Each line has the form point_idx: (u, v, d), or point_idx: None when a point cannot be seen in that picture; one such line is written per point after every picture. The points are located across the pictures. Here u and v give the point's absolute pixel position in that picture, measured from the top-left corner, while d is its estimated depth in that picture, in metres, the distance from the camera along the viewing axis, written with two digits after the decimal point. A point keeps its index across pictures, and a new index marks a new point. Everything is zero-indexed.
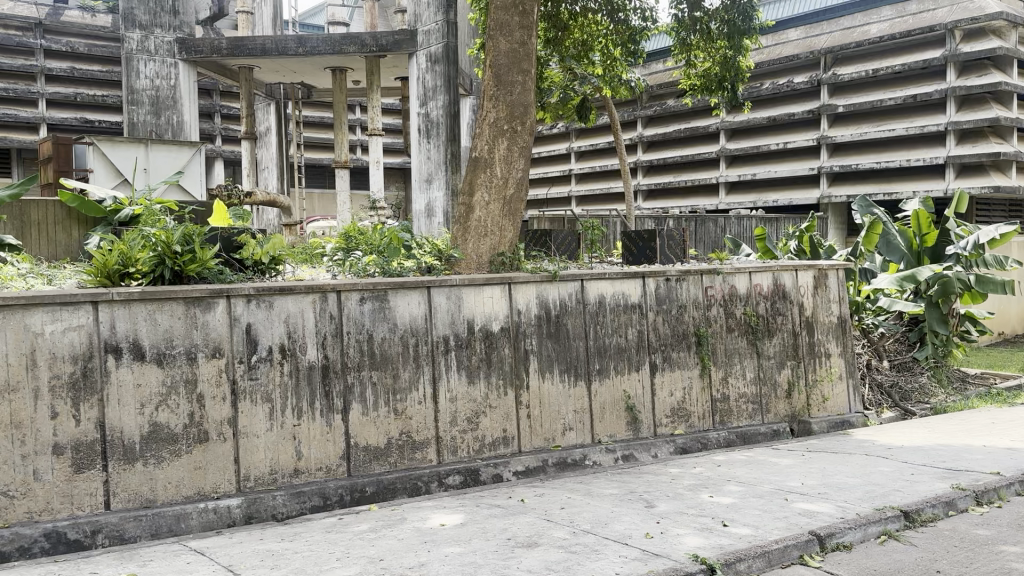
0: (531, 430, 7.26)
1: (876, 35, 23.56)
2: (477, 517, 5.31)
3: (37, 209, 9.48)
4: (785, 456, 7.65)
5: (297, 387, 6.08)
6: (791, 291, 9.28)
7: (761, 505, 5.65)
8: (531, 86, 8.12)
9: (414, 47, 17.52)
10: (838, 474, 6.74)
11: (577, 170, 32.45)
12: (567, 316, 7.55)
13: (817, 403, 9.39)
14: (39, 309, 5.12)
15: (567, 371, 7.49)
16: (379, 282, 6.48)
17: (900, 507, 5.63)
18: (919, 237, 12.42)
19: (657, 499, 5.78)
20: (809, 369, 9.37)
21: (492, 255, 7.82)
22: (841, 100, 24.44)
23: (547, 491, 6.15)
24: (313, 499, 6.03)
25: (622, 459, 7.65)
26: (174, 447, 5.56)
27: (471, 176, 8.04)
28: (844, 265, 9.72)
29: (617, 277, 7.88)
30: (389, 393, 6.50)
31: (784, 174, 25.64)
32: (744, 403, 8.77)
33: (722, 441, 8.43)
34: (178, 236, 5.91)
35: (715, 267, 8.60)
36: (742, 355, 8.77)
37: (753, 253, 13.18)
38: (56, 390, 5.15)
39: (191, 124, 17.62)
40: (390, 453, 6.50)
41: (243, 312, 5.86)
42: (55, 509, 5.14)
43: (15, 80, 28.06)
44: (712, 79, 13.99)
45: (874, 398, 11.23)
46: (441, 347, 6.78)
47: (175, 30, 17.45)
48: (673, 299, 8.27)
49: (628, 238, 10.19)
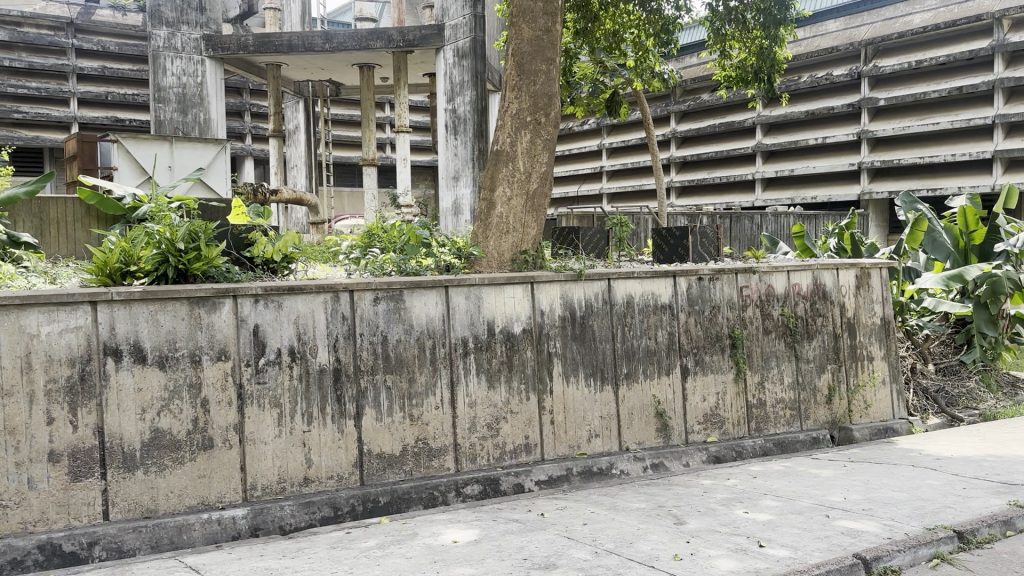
0: (555, 437, 6.90)
1: (920, 26, 22.77)
2: (493, 533, 4.97)
3: (55, 207, 9.30)
4: (825, 466, 7.20)
5: (307, 392, 5.79)
6: (832, 291, 8.81)
7: (801, 523, 5.23)
8: (556, 76, 7.76)
9: (441, 41, 17.18)
10: (883, 488, 6.28)
11: (609, 167, 31.98)
12: (593, 318, 7.17)
13: (859, 410, 8.89)
14: (34, 309, 4.88)
15: (593, 375, 7.11)
16: (394, 281, 6.16)
17: (953, 527, 5.17)
18: (966, 235, 11.87)
19: (687, 514, 5.38)
20: (851, 372, 8.88)
21: (515, 253, 7.50)
22: (882, 93, 23.63)
23: (569, 504, 5.78)
24: (323, 510, 5.74)
25: (651, 468, 7.25)
26: (176, 454, 5.30)
27: (492, 170, 7.67)
28: (888, 263, 9.21)
29: (646, 276, 7.48)
30: (404, 398, 6.18)
31: (823, 169, 24.96)
32: (782, 410, 8.32)
33: (758, 449, 7.97)
34: (182, 232, 5.66)
35: (752, 266, 8.15)
36: (780, 358, 8.32)
37: (790, 252, 12.61)
38: (52, 395, 4.92)
39: (218, 122, 17.53)
40: (405, 460, 6.19)
41: (251, 312, 5.59)
42: (51, 520, 4.90)
43: (47, 79, 28.37)
44: (748, 71, 13.51)
45: (919, 404, 10.69)
46: (459, 349, 6.45)
47: (202, 26, 17.35)
48: (705, 299, 7.86)
49: (658, 237, 9.74)
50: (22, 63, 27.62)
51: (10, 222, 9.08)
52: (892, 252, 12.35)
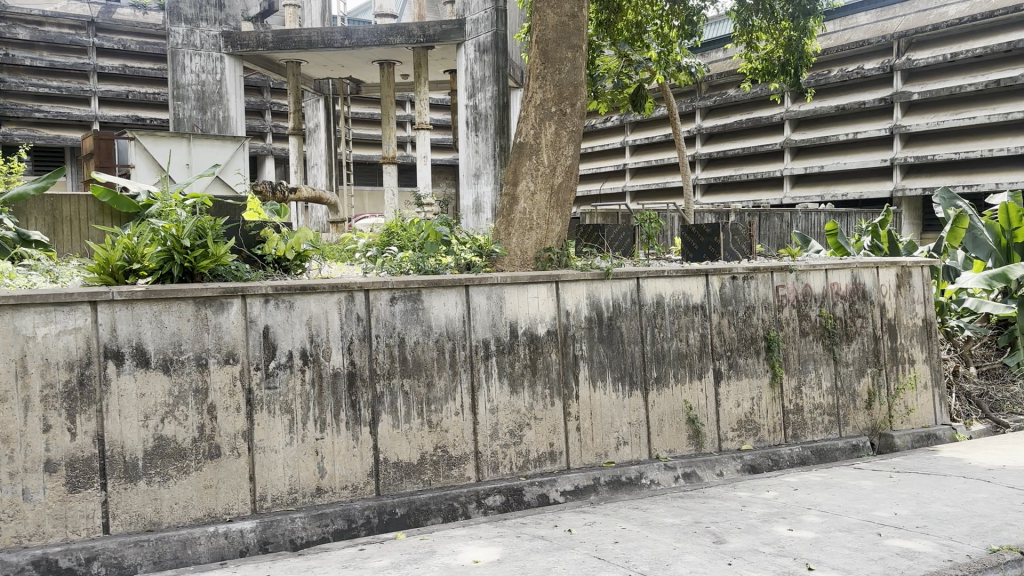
0: (581, 445, 6.54)
1: (955, 17, 22.13)
2: (517, 552, 4.61)
3: (68, 203, 9.07)
4: (869, 477, 6.77)
5: (320, 398, 5.48)
6: (872, 290, 8.38)
7: (851, 541, 4.84)
8: (583, 63, 7.39)
9: (463, 37, 16.88)
10: (934, 502, 5.85)
11: (633, 165, 31.57)
12: (622, 318, 6.80)
13: (899, 416, 8.43)
14: (30, 309, 4.61)
15: (621, 380, 6.75)
16: (411, 280, 5.83)
17: (1020, 548, 4.74)
18: (1009, 232, 11.19)
19: (727, 532, 5.01)
20: (890, 376, 8.44)
21: (538, 251, 7.15)
22: (916, 87, 23.03)
23: (599, 518, 5.42)
24: (336, 522, 5.39)
25: (683, 478, 6.84)
26: (181, 462, 5.00)
27: (515, 164, 7.32)
28: (931, 261, 8.74)
29: (676, 274, 7.09)
30: (422, 403, 5.85)
31: (854, 166, 24.39)
32: (820, 416, 7.90)
33: (795, 458, 7.54)
34: (189, 228, 5.36)
35: (788, 264, 7.75)
36: (817, 361, 7.90)
37: (823, 250, 12.14)
38: (49, 400, 4.64)
39: (237, 120, 17.29)
40: (424, 469, 5.86)
41: (261, 313, 5.29)
42: (47, 533, 4.63)
43: (68, 79, 28.45)
44: (775, 64, 12.99)
45: (962, 409, 10.15)
46: (480, 352, 6.11)
47: (221, 23, 17.20)
48: (739, 299, 7.47)
49: (688, 234, 9.34)
50: (43, 62, 27.71)
51: (22, 219, 8.80)
52: (931, 249, 11.89)
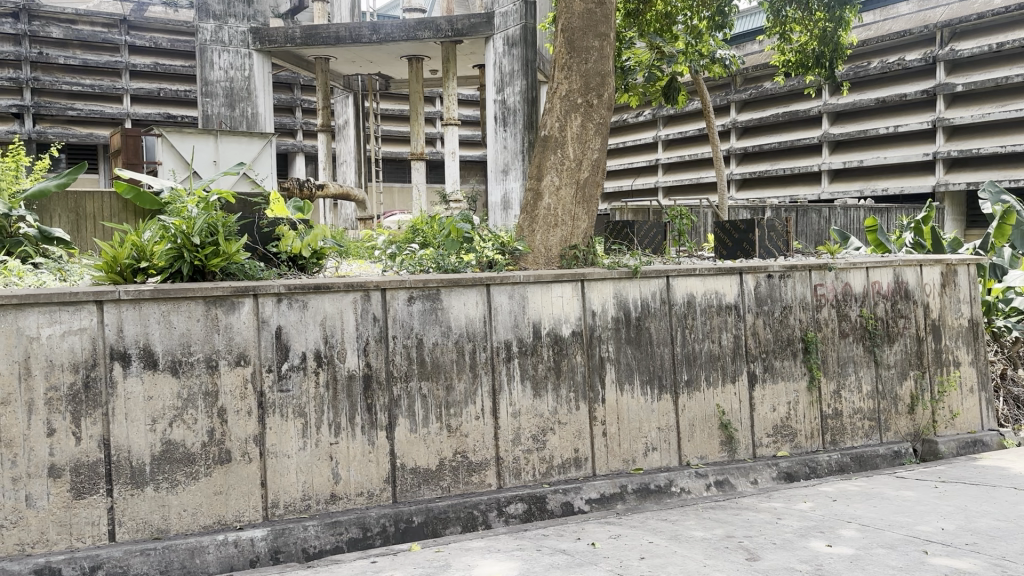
0: (608, 451, 6.27)
1: (1001, 6, 21.39)
2: (535, 568, 4.36)
3: (91, 199, 8.94)
4: (912, 487, 6.40)
5: (334, 400, 5.27)
6: (915, 289, 7.97)
7: (893, 560, 4.52)
8: (611, 54, 7.10)
9: (491, 30, 16.64)
10: (984, 516, 5.48)
11: (664, 159, 31.14)
12: (650, 319, 6.51)
13: (943, 420, 8.02)
14: (36, 309, 4.47)
15: (649, 383, 6.46)
16: (429, 279, 5.60)
17: None
18: None
19: (761, 548, 4.71)
20: (933, 378, 8.01)
21: (563, 249, 6.88)
22: (959, 79, 22.34)
23: (625, 531, 5.13)
24: (351, 531, 5.18)
25: (715, 485, 6.52)
26: (190, 468, 4.83)
27: (539, 158, 7.06)
28: (977, 259, 8.30)
29: (709, 273, 6.78)
30: (441, 407, 5.62)
31: (895, 160, 23.75)
32: (860, 420, 7.54)
33: (834, 465, 7.17)
34: (198, 225, 5.18)
35: (827, 262, 7.39)
36: (858, 364, 7.53)
37: (862, 246, 11.70)
38: (53, 403, 4.50)
39: (266, 116, 17.22)
40: (443, 475, 5.64)
41: (273, 313, 5.10)
42: (52, 541, 4.50)
43: (101, 77, 28.78)
44: (809, 56, 12.53)
45: (1010, 414, 9.72)
46: (501, 354, 5.87)
47: (249, 19, 17.11)
48: (775, 299, 7.13)
49: (721, 231, 8.98)
50: (77, 61, 28.06)
51: (46, 216, 8.74)
52: (977, 246, 11.36)
